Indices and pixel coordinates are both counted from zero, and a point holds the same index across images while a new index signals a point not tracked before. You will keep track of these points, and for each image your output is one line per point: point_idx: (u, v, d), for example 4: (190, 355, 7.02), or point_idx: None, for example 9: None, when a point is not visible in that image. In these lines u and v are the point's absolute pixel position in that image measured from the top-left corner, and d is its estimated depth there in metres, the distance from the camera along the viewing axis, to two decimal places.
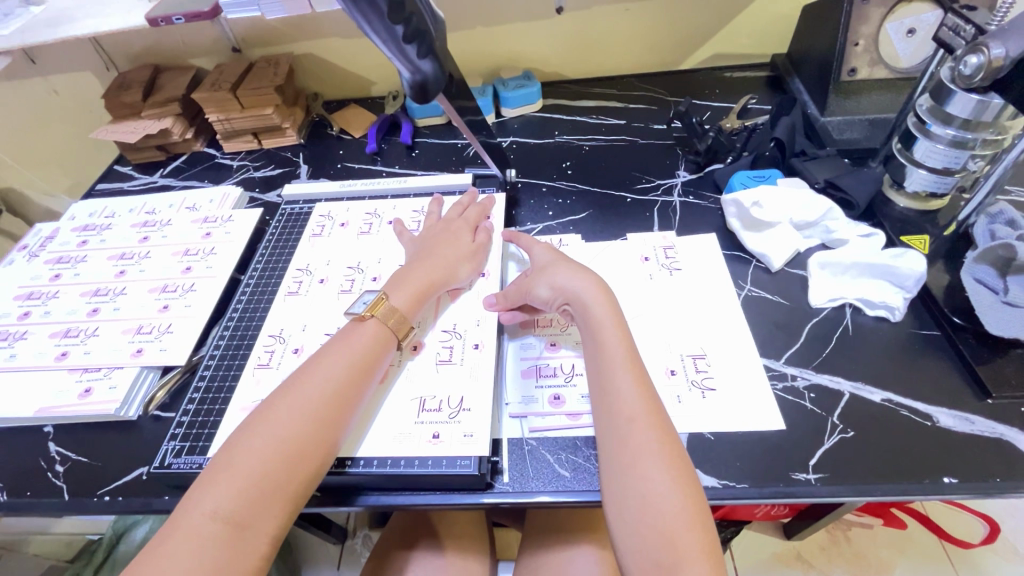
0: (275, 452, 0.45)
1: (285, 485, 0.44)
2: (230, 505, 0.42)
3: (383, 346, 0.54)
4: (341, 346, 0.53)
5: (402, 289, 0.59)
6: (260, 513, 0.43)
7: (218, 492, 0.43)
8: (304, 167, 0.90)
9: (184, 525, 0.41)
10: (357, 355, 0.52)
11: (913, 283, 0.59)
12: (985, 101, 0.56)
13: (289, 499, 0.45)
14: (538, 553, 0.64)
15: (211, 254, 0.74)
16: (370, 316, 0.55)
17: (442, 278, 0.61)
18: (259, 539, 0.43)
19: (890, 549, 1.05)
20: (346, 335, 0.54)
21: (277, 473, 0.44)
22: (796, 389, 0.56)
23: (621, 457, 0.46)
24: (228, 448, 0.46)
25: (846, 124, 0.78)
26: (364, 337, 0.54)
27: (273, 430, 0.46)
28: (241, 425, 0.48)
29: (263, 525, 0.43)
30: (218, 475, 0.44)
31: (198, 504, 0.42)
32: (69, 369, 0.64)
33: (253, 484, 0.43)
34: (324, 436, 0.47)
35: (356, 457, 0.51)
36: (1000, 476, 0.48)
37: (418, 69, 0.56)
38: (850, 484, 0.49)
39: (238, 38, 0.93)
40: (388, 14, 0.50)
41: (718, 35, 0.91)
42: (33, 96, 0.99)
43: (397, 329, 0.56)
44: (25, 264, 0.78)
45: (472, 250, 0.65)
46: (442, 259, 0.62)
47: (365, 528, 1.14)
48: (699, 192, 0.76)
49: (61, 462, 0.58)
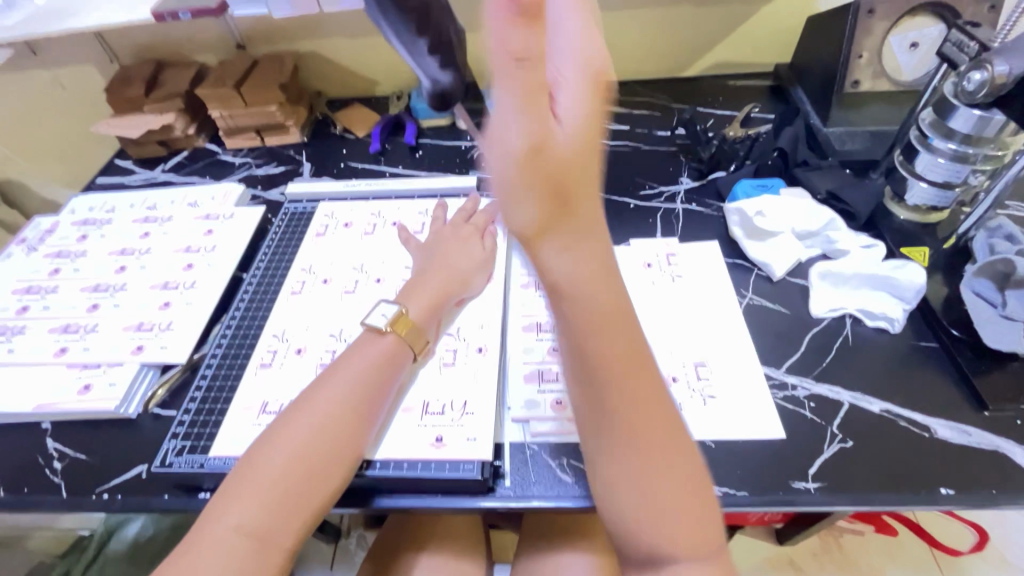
0: (294, 466, 0.46)
1: (305, 498, 0.45)
2: (251, 519, 0.43)
3: (400, 359, 0.55)
4: (357, 358, 0.53)
5: (417, 299, 0.59)
6: (280, 526, 0.44)
7: (239, 505, 0.44)
8: (306, 166, 0.90)
9: (208, 538, 0.42)
10: (374, 368, 0.53)
11: (913, 295, 0.60)
12: (986, 117, 0.57)
13: (309, 512, 0.46)
14: (534, 556, 0.64)
15: (213, 251, 0.74)
16: (389, 331, 0.55)
17: (453, 288, 0.61)
18: (279, 551, 0.44)
19: (880, 555, 1.06)
20: (361, 347, 0.54)
21: (298, 487, 0.45)
22: (797, 398, 0.56)
23: (620, 483, 0.39)
24: (247, 460, 0.47)
25: (847, 136, 0.76)
26: (381, 351, 0.54)
27: (291, 443, 0.47)
28: (259, 438, 0.48)
29: (283, 537, 0.44)
30: (240, 489, 0.45)
31: (219, 518, 0.43)
32: (67, 365, 0.63)
33: (272, 496, 0.44)
34: (342, 449, 0.48)
35: (375, 459, 0.52)
36: (996, 488, 0.48)
37: (438, 78, 0.54)
38: (849, 493, 0.49)
39: (243, 34, 0.93)
40: (411, 23, 0.50)
41: (722, 44, 0.92)
42: (34, 88, 0.99)
43: (414, 342, 0.56)
44: (24, 258, 0.77)
45: (484, 258, 0.65)
46: (453, 268, 0.63)
47: (359, 528, 1.14)
48: (701, 200, 0.77)
49: (59, 458, 0.58)
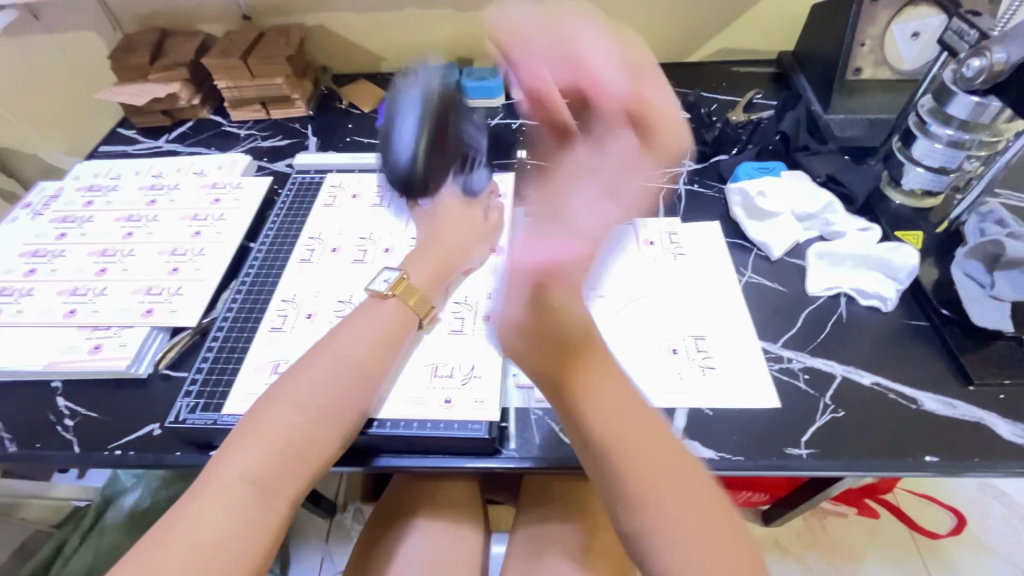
0: (301, 419, 0.48)
1: (314, 448, 0.47)
2: (258, 467, 0.45)
3: (405, 324, 0.57)
4: (361, 324, 0.56)
5: (418, 268, 0.62)
6: (283, 475, 0.45)
7: (244, 455, 0.45)
8: (312, 139, 0.90)
9: (214, 484, 0.43)
10: (377, 332, 0.55)
11: (905, 275, 0.62)
12: (983, 104, 0.59)
13: (313, 463, 0.47)
14: (528, 526, 0.66)
15: (221, 219, 0.75)
16: (392, 295, 0.58)
17: (456, 260, 0.63)
18: (283, 499, 0.45)
19: (861, 538, 1.10)
20: (367, 309, 0.57)
21: (302, 440, 0.47)
22: (792, 370, 0.58)
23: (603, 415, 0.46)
24: (255, 411, 0.48)
25: (846, 123, 0.79)
26: (386, 314, 0.57)
27: (294, 398, 0.49)
28: (270, 388, 0.51)
29: (288, 487, 0.45)
30: (247, 438, 0.46)
31: (226, 467, 0.44)
32: (77, 326, 0.64)
33: (282, 448, 0.46)
34: (350, 406, 0.50)
35: (374, 418, 0.53)
36: (978, 456, 0.51)
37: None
38: (839, 459, 0.52)
39: (249, 5, 0.92)
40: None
41: (726, 30, 0.93)
42: (37, 55, 0.98)
43: (418, 308, 0.59)
44: (29, 222, 0.77)
45: (485, 230, 0.67)
46: (455, 240, 0.65)
47: (355, 502, 1.18)
48: (704, 181, 0.78)
49: (71, 416, 0.59)
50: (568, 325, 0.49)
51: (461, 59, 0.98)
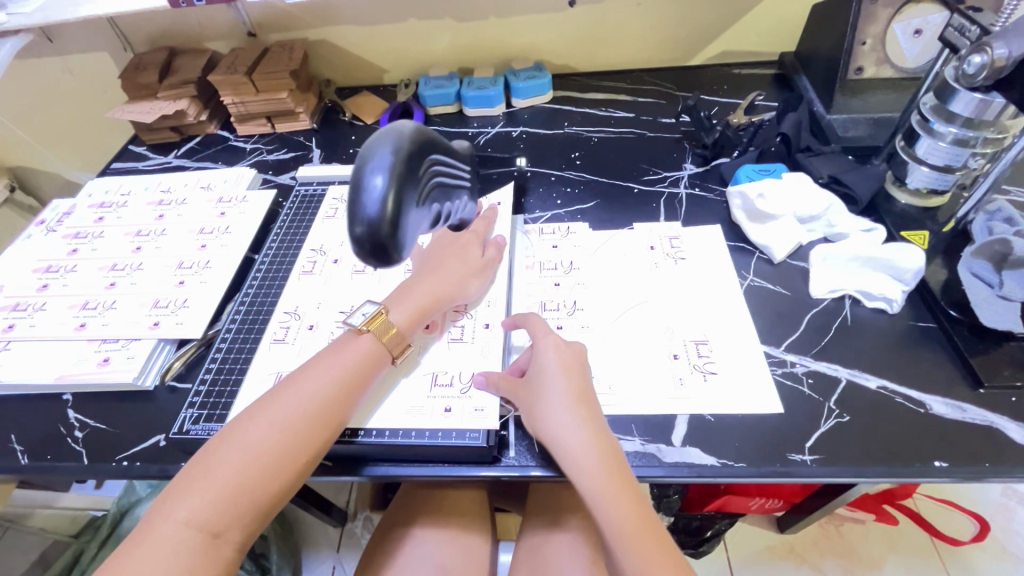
0: (253, 463, 0.45)
1: (264, 492, 0.45)
2: (204, 512, 0.43)
3: (376, 362, 0.54)
4: (333, 358, 0.53)
5: (403, 305, 0.58)
6: (231, 520, 0.43)
7: (192, 498, 0.43)
8: (315, 151, 0.91)
9: (157, 530, 0.42)
10: (345, 369, 0.52)
11: (911, 276, 0.60)
12: (987, 100, 0.57)
13: (263, 508, 0.45)
14: (534, 532, 0.66)
15: (226, 233, 0.76)
16: (367, 331, 0.55)
17: (448, 296, 0.60)
18: (229, 545, 0.43)
19: (882, 545, 1.07)
20: (340, 346, 0.54)
21: (254, 484, 0.45)
22: (795, 374, 0.57)
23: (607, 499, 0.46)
24: (209, 449, 0.46)
25: (850, 123, 0.78)
26: (356, 353, 0.54)
27: (251, 440, 0.46)
28: (227, 425, 0.48)
29: (237, 531, 0.44)
30: (196, 480, 0.44)
31: (172, 510, 0.43)
32: (88, 340, 0.66)
33: (228, 495, 0.44)
34: (305, 451, 0.47)
35: (364, 428, 0.54)
36: (989, 461, 0.50)
37: (368, 214, 0.43)
38: (844, 465, 0.51)
39: (254, 22, 0.94)
40: (395, 171, 0.43)
41: (728, 33, 0.92)
42: (51, 76, 1.01)
43: (393, 346, 0.56)
44: (43, 238, 0.79)
45: (480, 266, 0.64)
46: (443, 277, 0.61)
47: (365, 511, 1.18)
48: (705, 185, 0.78)
49: (81, 428, 0.60)
50: (562, 414, 0.50)
51: (462, 69, 0.99)
